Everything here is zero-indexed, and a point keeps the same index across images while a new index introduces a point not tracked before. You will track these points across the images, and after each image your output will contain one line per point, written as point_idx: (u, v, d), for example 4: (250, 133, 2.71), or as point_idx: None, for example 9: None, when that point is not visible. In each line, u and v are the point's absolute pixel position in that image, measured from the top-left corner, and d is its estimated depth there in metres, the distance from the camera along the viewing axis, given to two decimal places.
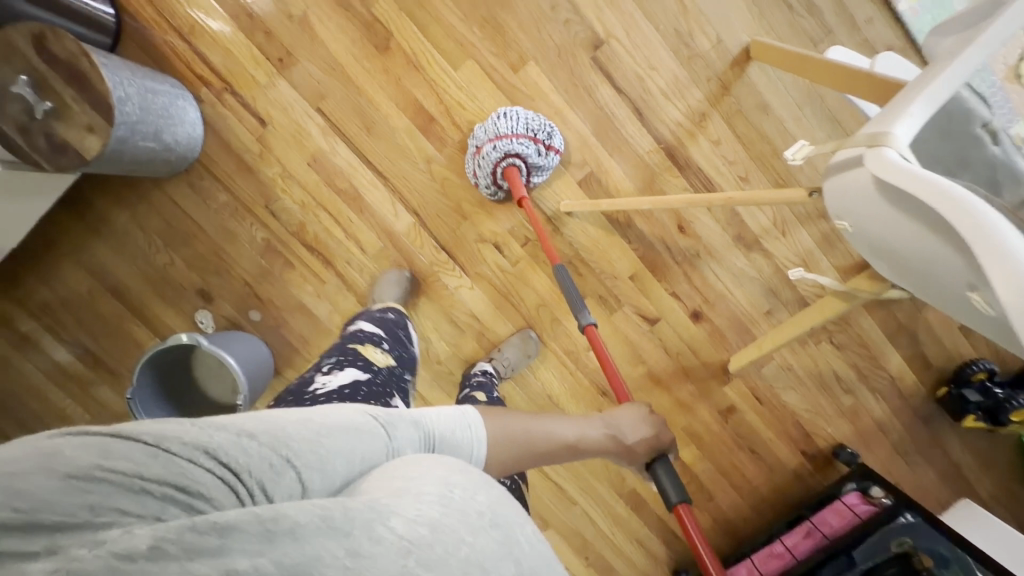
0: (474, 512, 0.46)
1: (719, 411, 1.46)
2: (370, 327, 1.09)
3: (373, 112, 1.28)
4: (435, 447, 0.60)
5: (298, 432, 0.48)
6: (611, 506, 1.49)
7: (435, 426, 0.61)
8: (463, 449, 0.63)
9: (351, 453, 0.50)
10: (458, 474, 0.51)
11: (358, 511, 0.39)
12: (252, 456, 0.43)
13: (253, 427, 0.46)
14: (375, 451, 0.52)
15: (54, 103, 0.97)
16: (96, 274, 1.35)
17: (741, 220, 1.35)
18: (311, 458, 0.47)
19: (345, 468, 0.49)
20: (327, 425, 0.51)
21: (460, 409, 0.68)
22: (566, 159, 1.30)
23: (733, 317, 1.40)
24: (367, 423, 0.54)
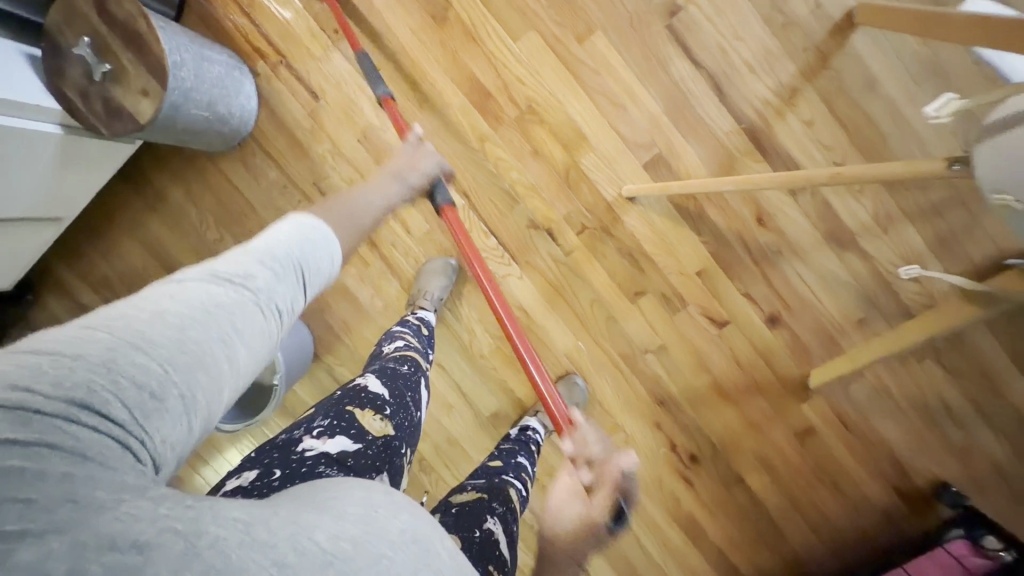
0: (396, 531, 0.43)
1: (794, 432, 1.28)
2: (375, 386, 0.87)
3: (427, 87, 1.21)
4: (298, 273, 0.54)
5: (175, 330, 0.42)
6: (663, 531, 1.34)
7: (283, 249, 0.54)
8: (328, 252, 0.58)
9: (234, 333, 0.45)
10: (381, 493, 0.47)
11: (282, 524, 0.38)
12: (127, 390, 0.38)
13: (115, 339, 0.39)
14: (255, 321, 0.47)
15: (112, 65, 0.96)
16: (152, 248, 1.36)
17: (835, 214, 1.17)
18: (193, 359, 0.41)
19: (239, 347, 0.45)
20: (188, 307, 0.44)
21: (294, 221, 0.58)
22: (633, 141, 1.18)
23: (819, 327, 1.21)
24: (237, 293, 0.48)
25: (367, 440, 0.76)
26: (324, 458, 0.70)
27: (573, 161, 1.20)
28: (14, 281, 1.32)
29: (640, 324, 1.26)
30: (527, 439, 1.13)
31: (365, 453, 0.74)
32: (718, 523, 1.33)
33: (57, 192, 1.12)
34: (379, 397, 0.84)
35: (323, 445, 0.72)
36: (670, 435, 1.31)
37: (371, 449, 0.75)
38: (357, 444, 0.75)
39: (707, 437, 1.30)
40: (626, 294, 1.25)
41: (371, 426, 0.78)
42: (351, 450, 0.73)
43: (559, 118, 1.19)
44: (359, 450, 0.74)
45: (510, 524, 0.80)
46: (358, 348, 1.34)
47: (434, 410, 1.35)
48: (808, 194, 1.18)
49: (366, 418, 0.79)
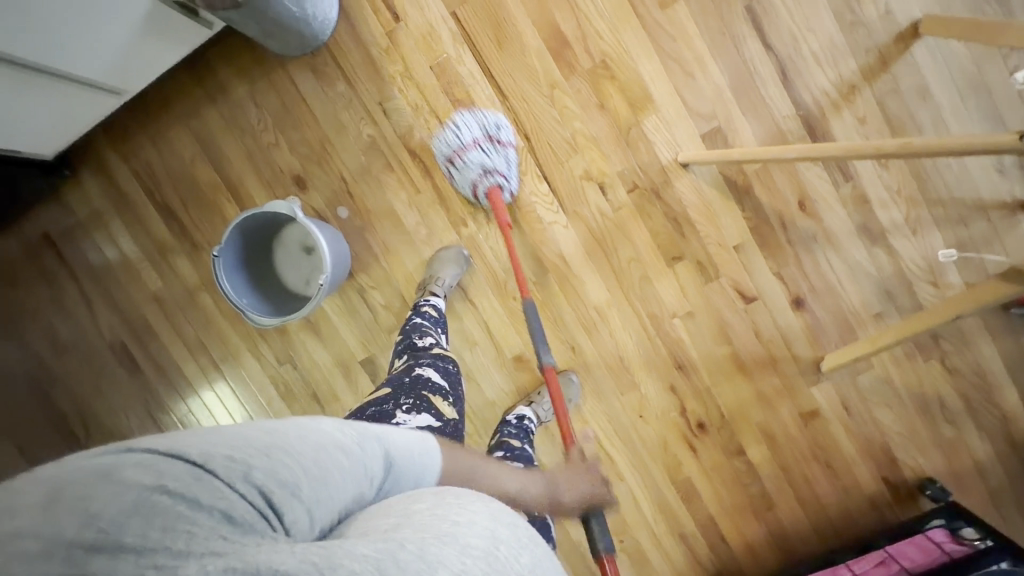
0: (517, 574, 0.42)
1: (799, 412, 1.35)
2: (438, 376, 0.94)
3: (509, 25, 1.25)
4: (415, 463, 0.53)
5: (309, 439, 0.45)
6: (661, 491, 1.39)
7: (399, 443, 0.53)
8: (420, 474, 0.54)
9: (350, 451, 0.47)
10: (506, 526, 0.46)
11: (408, 558, 0.37)
12: (273, 476, 0.40)
13: (273, 441, 0.43)
14: (373, 458, 0.48)
15: None
16: (204, 144, 1.36)
17: (870, 209, 1.25)
18: (317, 472, 0.43)
19: (359, 473, 0.46)
20: (323, 429, 0.47)
21: (419, 436, 0.58)
22: (696, 110, 1.24)
23: (840, 314, 1.29)
24: (367, 439, 0.49)
25: (444, 421, 0.85)
26: (416, 432, 0.79)
27: (635, 120, 1.26)
28: (57, 149, 1.30)
29: (673, 287, 1.31)
30: (526, 428, 1.21)
31: (444, 430, 0.84)
32: (714, 491, 1.39)
33: (129, 61, 1.13)
34: (441, 385, 0.92)
35: (413, 421, 0.81)
36: (683, 400, 1.37)
37: (447, 428, 0.85)
38: (438, 422, 0.84)
39: (717, 406, 1.36)
40: (664, 257, 1.30)
41: (443, 409, 0.87)
42: (435, 426, 0.83)
43: (630, 78, 1.24)
44: (441, 427, 0.83)
45: None
46: (395, 273, 1.36)
47: (458, 345, 1.38)
48: (849, 185, 1.25)
49: (438, 403, 0.88)
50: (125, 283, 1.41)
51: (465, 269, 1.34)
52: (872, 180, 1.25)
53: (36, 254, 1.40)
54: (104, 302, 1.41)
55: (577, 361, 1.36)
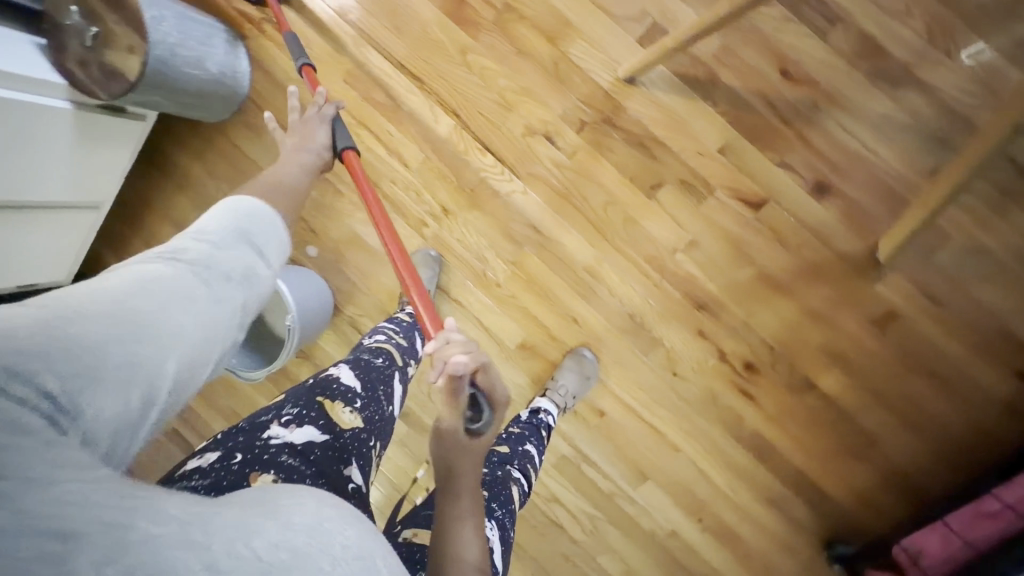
0: (338, 543, 0.42)
1: (872, 320, 1.07)
2: (348, 377, 0.88)
3: (404, 10, 1.19)
4: (250, 251, 0.57)
5: (106, 304, 0.45)
6: (727, 452, 1.18)
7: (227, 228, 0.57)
8: (273, 239, 0.61)
9: (166, 300, 0.48)
10: (333, 506, 0.46)
11: (218, 527, 0.38)
12: (68, 352, 0.40)
13: (54, 321, 0.41)
14: (197, 286, 0.51)
15: (99, 27, 1.01)
16: (182, 228, 1.43)
17: (878, 47, 0.99)
18: (127, 337, 0.44)
19: (182, 315, 0.49)
20: (121, 285, 0.47)
21: (239, 205, 0.60)
22: (622, 16, 1.08)
23: (883, 185, 1.02)
24: (180, 270, 0.51)
25: (335, 432, 0.78)
26: (289, 447, 0.72)
27: (560, 53, 1.11)
28: (69, 273, 1.42)
29: (664, 219, 1.13)
30: (539, 423, 1.13)
31: (332, 444, 0.76)
32: (793, 438, 1.15)
33: (83, 171, 1.21)
34: (349, 389, 0.86)
35: (290, 433, 0.74)
36: (720, 343, 1.15)
37: (339, 440, 0.77)
38: (325, 435, 0.77)
39: (764, 339, 1.12)
40: (642, 189, 1.13)
41: (340, 419, 0.80)
42: (319, 440, 0.75)
43: (540, 11, 1.11)
44: (327, 441, 0.76)
45: (500, 512, 0.86)
46: (378, 294, 1.33)
47: None
48: (840, 30, 0.99)
49: (336, 410, 0.81)
50: None
51: (439, 270, 1.25)
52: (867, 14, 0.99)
53: None
54: None
55: (583, 331, 1.21)
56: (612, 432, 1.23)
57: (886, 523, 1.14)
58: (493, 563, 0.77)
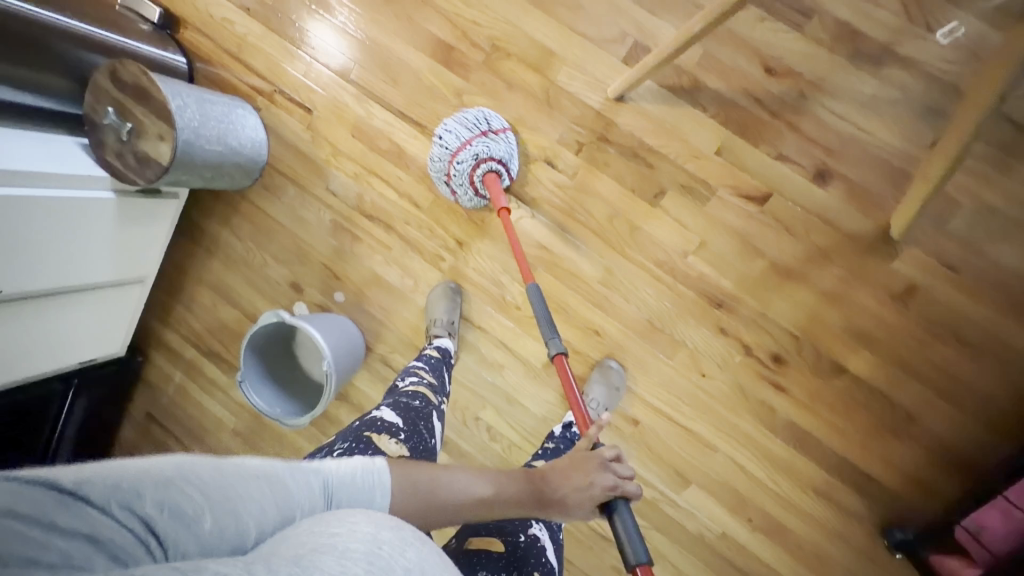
0: (401, 569, 0.45)
1: (895, 297, 1.07)
2: (388, 416, 0.94)
3: (397, 62, 1.26)
4: (333, 508, 0.56)
5: (216, 476, 0.48)
6: (765, 446, 1.17)
7: (336, 473, 0.59)
8: (368, 499, 0.60)
9: (257, 482, 0.50)
10: (388, 529, 0.49)
11: (281, 565, 0.40)
12: (170, 504, 0.43)
13: (175, 474, 0.45)
14: (287, 486, 0.52)
15: (132, 122, 1.13)
16: (219, 290, 1.53)
17: (855, 30, 1.01)
18: (217, 499, 0.46)
19: (264, 497, 0.50)
20: (232, 466, 0.50)
21: (367, 463, 0.63)
22: (601, 38, 1.12)
23: (881, 162, 1.03)
24: (279, 473, 0.53)
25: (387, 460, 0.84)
26: None
27: (548, 80, 1.17)
28: (123, 342, 1.54)
29: (668, 224, 1.16)
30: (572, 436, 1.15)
31: None
32: (830, 424, 1.13)
33: (127, 250, 1.33)
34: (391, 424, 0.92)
35: None
36: (741, 338, 1.15)
37: None
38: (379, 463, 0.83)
39: (785, 329, 1.13)
40: (644, 198, 1.16)
41: (388, 447, 0.87)
42: None
43: (523, 45, 1.17)
44: None
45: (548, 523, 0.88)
46: (404, 329, 1.39)
47: (486, 374, 1.34)
48: (816, 20, 1.02)
49: (382, 441, 0.87)
50: (210, 428, 1.60)
51: (459, 299, 1.30)
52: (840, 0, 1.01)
53: (145, 430, 1.66)
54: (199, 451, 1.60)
55: (605, 342, 1.22)
56: (646, 439, 1.23)
57: (941, 500, 1.12)
58: (547, 557, 0.81)
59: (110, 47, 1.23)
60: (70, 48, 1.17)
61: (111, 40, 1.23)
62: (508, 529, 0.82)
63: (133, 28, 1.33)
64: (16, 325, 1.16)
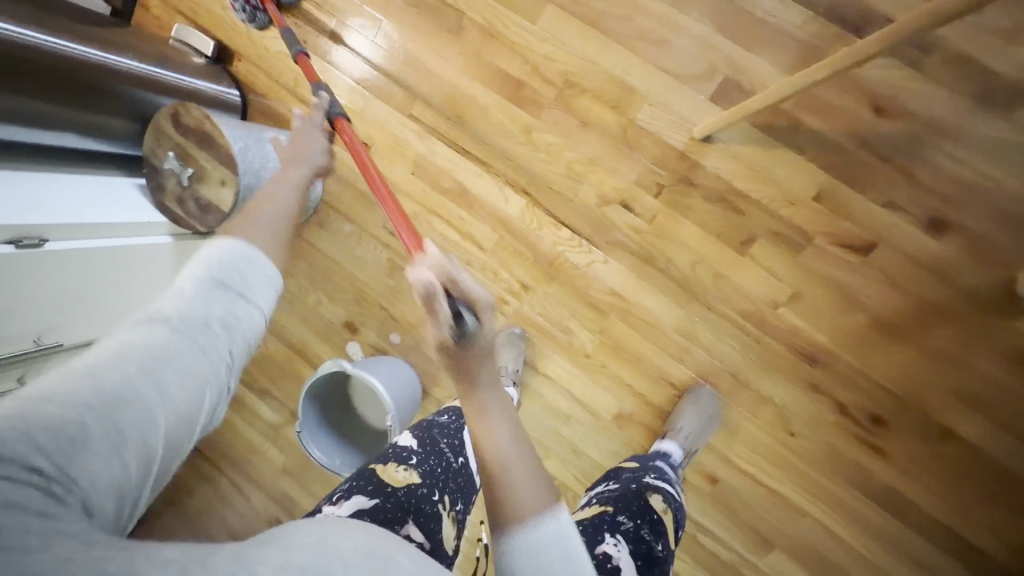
0: (348, 551, 0.40)
1: (1012, 358, 0.98)
2: (404, 439, 0.84)
3: (461, 97, 1.20)
4: (231, 289, 0.56)
5: (91, 386, 0.43)
6: (862, 513, 1.08)
7: (218, 265, 0.57)
8: (255, 278, 0.59)
9: (159, 364, 0.47)
10: (339, 523, 0.44)
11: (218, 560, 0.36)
12: (55, 434, 0.39)
13: (30, 407, 0.40)
14: (188, 348, 0.50)
15: (193, 167, 1.08)
16: (268, 326, 1.49)
17: (983, 68, 0.91)
18: (118, 406, 0.43)
19: (173, 377, 0.47)
20: (114, 355, 0.46)
21: (227, 247, 0.60)
22: (688, 75, 1.04)
23: (1006, 214, 0.93)
24: (169, 331, 0.50)
25: (381, 494, 0.71)
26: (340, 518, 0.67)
27: (627, 119, 1.09)
28: None
29: (758, 274, 1.07)
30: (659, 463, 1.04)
31: (378, 508, 0.69)
32: (936, 492, 1.04)
33: None
34: (404, 449, 0.82)
35: (338, 509, 0.69)
36: (837, 397, 1.06)
37: (385, 503, 0.70)
38: (372, 500, 0.70)
39: (888, 390, 1.04)
40: (731, 246, 1.08)
41: (391, 477, 0.75)
42: (363, 507, 0.68)
43: (600, 81, 1.09)
44: (370, 506, 0.69)
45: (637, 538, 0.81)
46: None
47: (551, 422, 1.27)
48: (937, 56, 0.92)
49: (387, 471, 0.76)
50: (257, 467, 1.56)
51: (526, 348, 1.24)
52: (966, 35, 0.91)
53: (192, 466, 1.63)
54: (246, 491, 1.55)
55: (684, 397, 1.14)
56: (727, 501, 1.15)
57: None
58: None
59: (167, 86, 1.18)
60: (130, 90, 1.11)
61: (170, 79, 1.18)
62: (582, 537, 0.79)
63: (188, 63, 1.29)
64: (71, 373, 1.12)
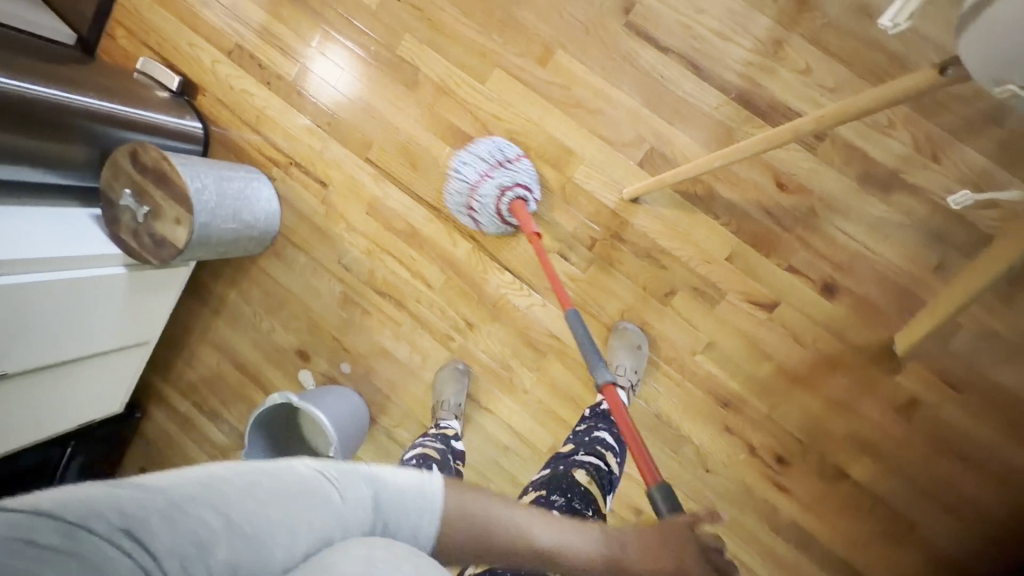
0: None
1: (896, 408, 1.10)
2: None
3: (415, 146, 1.28)
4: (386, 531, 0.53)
5: (240, 491, 0.47)
6: (769, 545, 1.18)
7: (391, 485, 0.55)
8: (421, 508, 0.55)
9: (292, 512, 0.48)
10: (383, 547, 0.50)
11: None
12: (181, 531, 0.43)
13: (192, 489, 0.45)
14: (324, 506, 0.50)
15: (149, 205, 1.13)
16: (222, 351, 1.51)
17: (867, 154, 1.04)
18: (235, 537, 0.45)
19: (293, 533, 0.48)
20: (262, 481, 0.49)
21: (418, 481, 0.57)
22: (619, 142, 1.15)
23: (888, 281, 1.06)
24: (321, 478, 0.52)
25: None
26: None
27: (565, 177, 1.18)
28: (122, 399, 1.48)
29: (679, 324, 1.17)
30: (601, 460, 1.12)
31: None
32: (833, 527, 1.15)
33: (133, 319, 1.29)
34: None
35: None
36: (747, 438, 1.17)
37: None
38: None
39: (791, 433, 1.15)
40: (655, 297, 1.17)
41: None
42: None
43: (542, 141, 1.19)
44: None
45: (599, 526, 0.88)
46: (411, 405, 1.38)
47: (491, 453, 1.34)
48: (829, 142, 1.06)
49: None
50: None
51: (468, 382, 1.30)
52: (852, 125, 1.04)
53: None
54: None
55: None
56: None
57: None
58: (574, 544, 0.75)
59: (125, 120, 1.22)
60: (90, 125, 1.16)
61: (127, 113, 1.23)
62: (519, 524, 0.82)
63: (152, 97, 1.33)
64: (11, 404, 1.13)
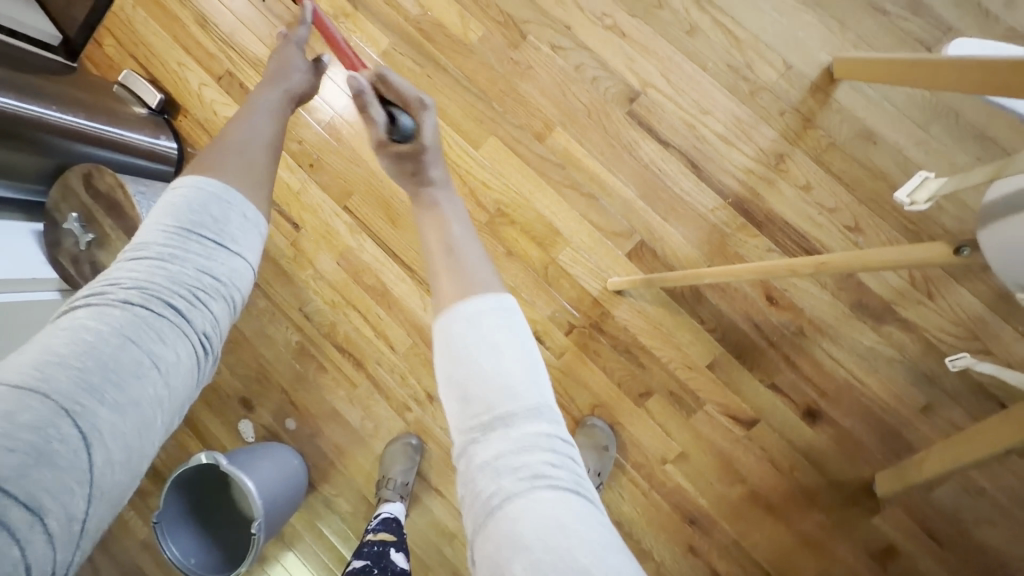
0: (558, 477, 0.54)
1: (870, 552, 1.03)
2: None
3: (399, 203, 1.23)
4: (205, 236, 0.56)
5: (20, 398, 0.43)
6: None
7: (179, 210, 0.56)
8: (221, 200, 0.58)
9: (107, 378, 0.47)
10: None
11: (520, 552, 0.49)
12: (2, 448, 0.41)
13: None
14: (140, 359, 0.50)
15: (96, 233, 1.03)
16: None
17: (861, 281, 1.01)
18: (61, 427, 0.44)
19: (117, 406, 0.47)
20: (59, 355, 0.46)
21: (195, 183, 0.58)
22: (611, 230, 1.10)
23: (871, 416, 1.02)
24: (113, 317, 0.50)
25: None
26: None
27: (549, 258, 1.12)
28: None
29: (651, 429, 1.08)
30: None
31: None
32: None
33: None
34: None
35: None
36: (712, 565, 1.07)
37: None
38: None
39: (758, 564, 1.05)
40: (630, 396, 1.09)
41: None
42: None
43: (530, 216, 1.12)
44: None
45: None
46: (354, 474, 1.27)
47: (435, 541, 1.21)
48: None
49: None
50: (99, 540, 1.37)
51: (419, 459, 1.20)
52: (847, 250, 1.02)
53: None
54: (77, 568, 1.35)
55: None
56: None
57: None
58: None
59: (92, 135, 1.12)
60: (47, 138, 1.05)
61: (94, 127, 1.13)
62: None
63: (128, 113, 1.25)
64: None
